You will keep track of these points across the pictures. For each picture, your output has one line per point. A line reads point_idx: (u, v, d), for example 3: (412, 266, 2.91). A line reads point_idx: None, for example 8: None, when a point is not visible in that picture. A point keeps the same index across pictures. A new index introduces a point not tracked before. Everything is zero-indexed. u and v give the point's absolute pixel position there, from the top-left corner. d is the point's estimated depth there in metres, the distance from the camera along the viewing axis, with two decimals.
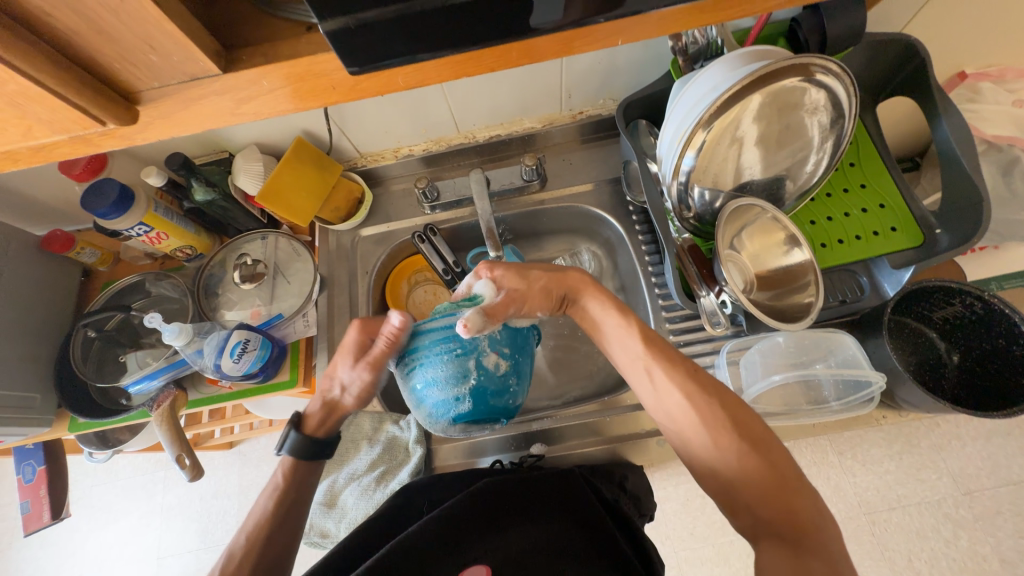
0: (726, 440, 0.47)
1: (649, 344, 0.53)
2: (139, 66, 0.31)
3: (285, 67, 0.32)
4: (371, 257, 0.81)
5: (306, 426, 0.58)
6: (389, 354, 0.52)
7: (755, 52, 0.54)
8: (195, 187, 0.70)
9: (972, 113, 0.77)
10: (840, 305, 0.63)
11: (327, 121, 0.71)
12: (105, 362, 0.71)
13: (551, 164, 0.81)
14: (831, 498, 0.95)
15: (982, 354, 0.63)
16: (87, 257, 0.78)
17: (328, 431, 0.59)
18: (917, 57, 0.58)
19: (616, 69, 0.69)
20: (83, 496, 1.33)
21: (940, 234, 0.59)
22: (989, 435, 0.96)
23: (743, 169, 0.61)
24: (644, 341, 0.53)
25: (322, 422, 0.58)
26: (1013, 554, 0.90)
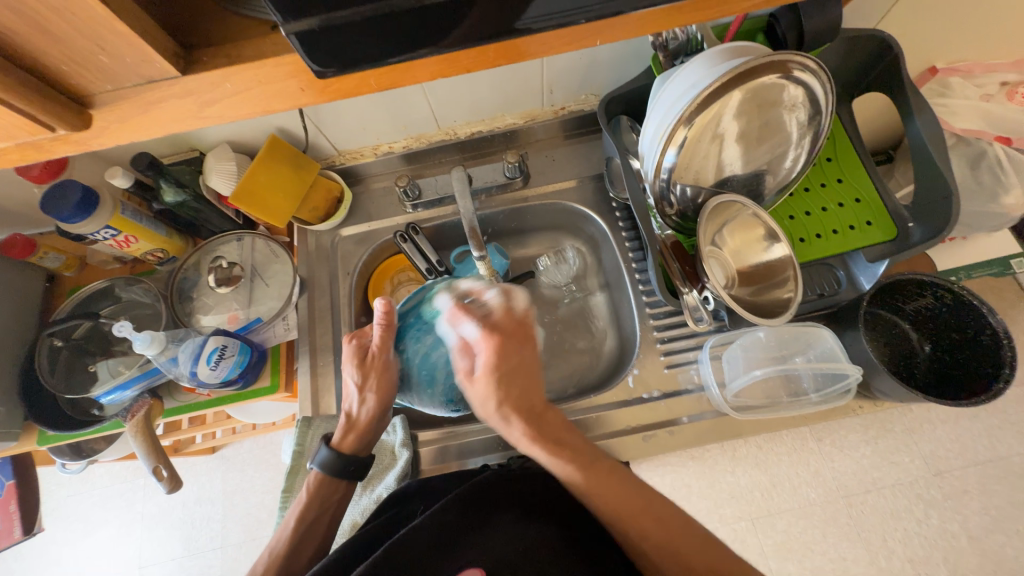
0: (655, 531, 0.48)
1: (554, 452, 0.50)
2: (91, 68, 0.29)
3: (250, 68, 0.31)
4: (352, 257, 0.79)
5: (334, 443, 0.59)
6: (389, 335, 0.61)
7: (735, 48, 0.54)
8: (164, 188, 0.67)
9: (943, 107, 0.79)
10: (817, 298, 0.65)
11: (302, 120, 0.69)
12: (74, 372, 0.68)
13: (534, 160, 0.81)
14: (810, 484, 0.98)
15: (952, 343, 0.65)
16: (50, 262, 0.75)
17: (355, 447, 0.59)
18: (891, 54, 0.59)
19: (596, 65, 0.69)
20: (58, 507, 1.29)
21: (913, 228, 0.60)
22: (958, 418, 1.00)
23: (724, 165, 0.61)
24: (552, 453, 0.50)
25: (350, 437, 0.60)
26: (980, 530, 0.94)
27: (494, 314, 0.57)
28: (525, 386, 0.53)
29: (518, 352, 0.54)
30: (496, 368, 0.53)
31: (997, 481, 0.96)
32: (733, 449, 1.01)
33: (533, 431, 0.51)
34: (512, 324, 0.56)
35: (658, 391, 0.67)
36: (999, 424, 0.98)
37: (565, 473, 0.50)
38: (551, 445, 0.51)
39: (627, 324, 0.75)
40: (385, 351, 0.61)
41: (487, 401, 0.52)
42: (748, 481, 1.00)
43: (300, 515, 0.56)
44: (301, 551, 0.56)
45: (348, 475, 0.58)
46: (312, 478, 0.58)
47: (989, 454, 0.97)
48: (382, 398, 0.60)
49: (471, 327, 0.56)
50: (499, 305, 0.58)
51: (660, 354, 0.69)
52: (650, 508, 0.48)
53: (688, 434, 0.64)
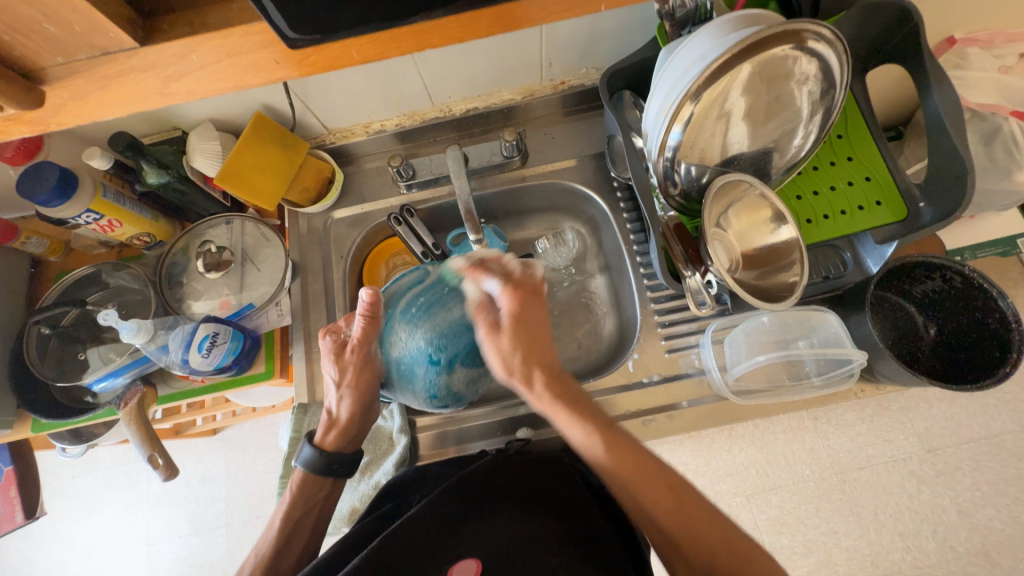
0: (679, 517, 0.46)
1: (607, 427, 0.49)
2: (37, 37, 0.27)
3: (216, 39, 0.29)
4: (345, 241, 0.77)
5: (317, 440, 0.60)
6: (372, 328, 0.58)
7: (745, 17, 0.51)
8: (146, 169, 0.64)
9: (959, 80, 0.76)
10: (823, 280, 0.64)
11: (289, 96, 0.66)
12: (65, 361, 0.66)
13: (532, 138, 0.78)
14: (805, 461, 0.99)
15: (959, 327, 0.64)
16: (34, 247, 0.72)
17: (339, 444, 0.60)
18: (911, 22, 0.55)
19: (597, 35, 0.65)
20: (64, 488, 1.31)
21: (924, 207, 0.57)
22: (954, 396, 0.99)
23: (730, 144, 0.58)
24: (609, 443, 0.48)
25: (333, 434, 0.60)
26: (970, 505, 0.95)
27: (512, 271, 0.55)
28: (547, 345, 0.53)
29: (537, 306, 0.54)
30: (517, 319, 0.53)
31: (990, 458, 0.96)
32: (730, 429, 1.01)
33: (558, 390, 0.51)
34: (531, 281, 0.55)
35: (659, 375, 0.66)
36: (995, 403, 0.98)
37: (587, 444, 0.49)
38: (575, 409, 0.50)
39: (627, 307, 0.74)
40: (366, 346, 0.59)
41: (512, 356, 0.52)
42: (744, 458, 1.01)
43: (285, 515, 0.57)
44: (288, 547, 0.57)
45: (333, 473, 0.59)
46: (296, 477, 0.58)
47: (983, 431, 0.98)
48: (359, 399, 0.60)
49: (493, 282, 0.54)
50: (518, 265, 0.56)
51: (661, 339, 0.68)
52: (675, 497, 0.47)
53: (686, 418, 0.64)
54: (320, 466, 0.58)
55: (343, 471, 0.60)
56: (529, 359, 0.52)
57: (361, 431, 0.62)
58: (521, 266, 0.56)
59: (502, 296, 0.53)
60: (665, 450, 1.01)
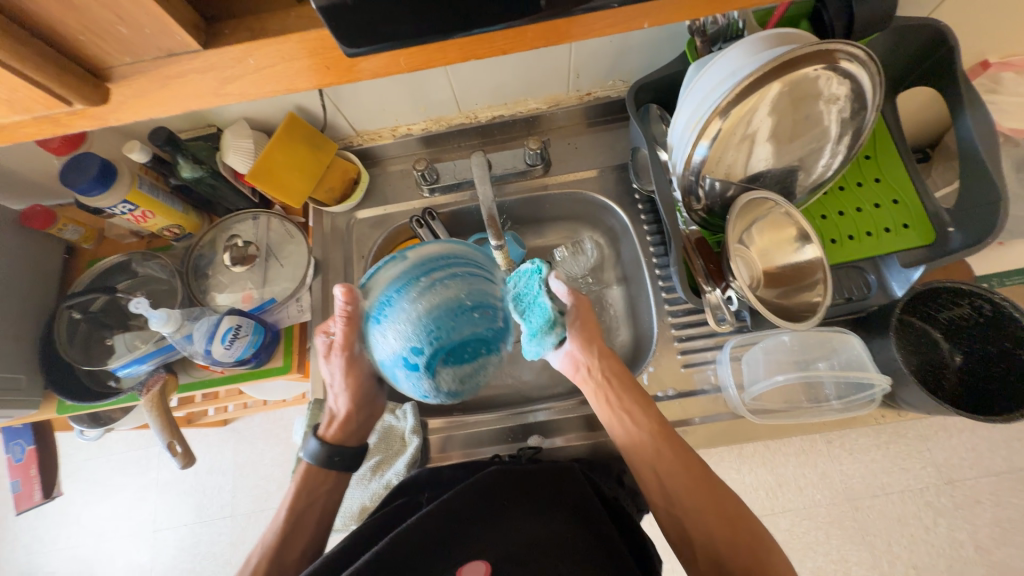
0: (692, 489, 0.52)
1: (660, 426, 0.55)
2: (108, 38, 0.28)
3: (273, 45, 0.30)
4: (367, 241, 0.79)
5: (321, 433, 0.61)
6: (351, 331, 0.51)
7: (778, 36, 0.51)
8: (181, 163, 0.67)
9: (992, 104, 0.75)
10: (845, 303, 0.62)
11: (322, 99, 0.67)
12: (92, 345, 0.68)
13: (555, 147, 0.78)
14: (817, 485, 0.97)
15: (985, 356, 0.63)
16: (69, 234, 0.74)
17: (340, 437, 0.60)
18: (946, 46, 0.55)
19: (627, 48, 0.66)
20: (77, 470, 1.34)
21: (953, 232, 0.57)
22: (975, 427, 0.97)
23: (756, 161, 0.58)
24: (657, 429, 0.54)
25: (334, 428, 0.61)
26: (989, 541, 0.92)
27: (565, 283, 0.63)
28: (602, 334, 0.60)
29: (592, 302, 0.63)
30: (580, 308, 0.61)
31: (1012, 493, 0.93)
32: (740, 448, 1.00)
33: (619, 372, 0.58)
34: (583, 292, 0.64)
35: (674, 390, 0.66)
36: (1019, 436, 0.95)
37: (635, 429, 0.55)
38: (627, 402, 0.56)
39: (644, 319, 0.73)
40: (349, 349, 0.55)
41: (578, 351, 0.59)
42: (754, 479, 1.00)
43: (291, 505, 0.57)
44: (294, 539, 0.57)
45: (335, 466, 0.59)
46: (301, 469, 0.59)
47: (1005, 465, 0.95)
48: (353, 395, 0.60)
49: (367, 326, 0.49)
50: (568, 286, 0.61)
51: (677, 353, 0.67)
52: (704, 483, 0.52)
53: (699, 435, 0.64)
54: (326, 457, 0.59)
55: (343, 466, 0.60)
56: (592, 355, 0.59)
57: (363, 425, 0.63)
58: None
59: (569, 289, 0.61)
60: None
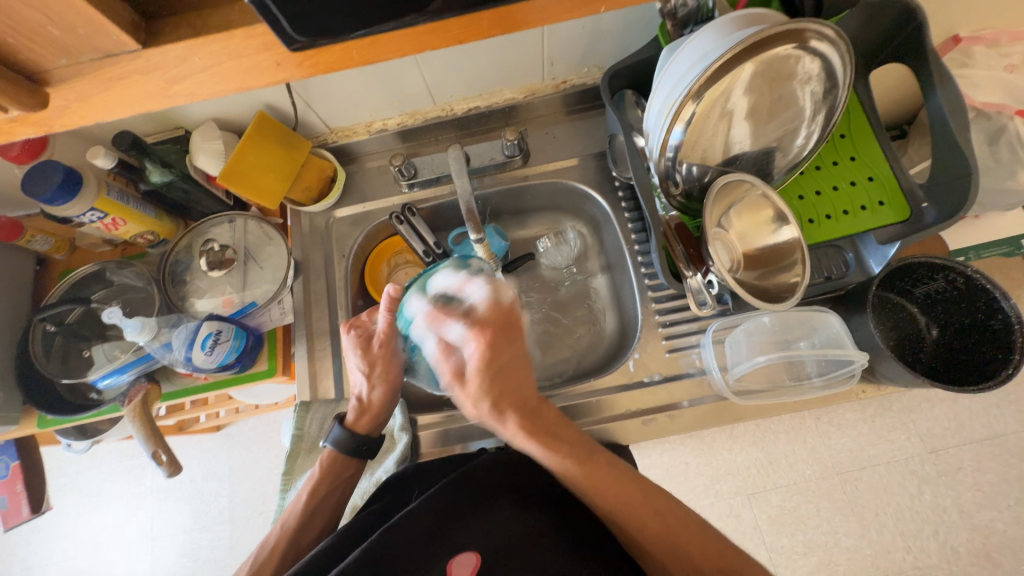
0: (616, 501, 0.49)
1: (566, 453, 0.51)
2: (41, 41, 0.27)
3: (218, 41, 0.29)
4: (347, 240, 0.77)
5: (348, 422, 0.63)
6: (397, 319, 0.62)
7: (748, 17, 0.51)
8: (150, 168, 0.65)
9: (964, 79, 0.75)
10: (824, 281, 0.64)
11: (291, 96, 0.66)
12: (70, 357, 0.67)
13: (533, 137, 0.78)
14: (806, 461, 0.99)
15: (961, 328, 0.64)
16: (39, 245, 0.73)
17: (370, 427, 0.63)
18: (916, 21, 0.55)
19: (599, 34, 0.65)
20: (68, 483, 1.32)
21: (926, 208, 0.57)
22: (957, 397, 0.99)
23: (733, 143, 0.58)
24: (567, 455, 0.51)
25: (364, 418, 0.63)
26: (972, 506, 0.95)
27: (476, 311, 0.58)
28: (519, 380, 0.55)
29: (502, 345, 0.56)
30: (484, 361, 0.54)
31: (992, 459, 0.96)
32: (731, 428, 1.01)
33: (530, 426, 0.53)
34: (499, 316, 0.58)
35: (659, 375, 0.66)
36: (998, 403, 0.98)
37: (550, 460, 0.51)
38: (545, 439, 0.52)
39: (628, 306, 0.74)
40: (391, 340, 0.63)
41: (480, 402, 0.54)
42: (744, 458, 1.01)
43: (311, 490, 0.60)
44: (309, 523, 0.59)
45: (361, 454, 0.61)
46: (324, 456, 0.61)
47: (986, 433, 0.97)
48: (389, 388, 0.63)
49: (460, 330, 0.57)
50: (486, 301, 0.59)
51: (661, 339, 0.68)
52: (625, 488, 0.50)
53: (686, 418, 0.64)
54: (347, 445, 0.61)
55: (369, 454, 0.62)
56: (500, 399, 0.54)
57: (389, 417, 0.65)
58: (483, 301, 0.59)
59: (473, 335, 0.56)
60: (665, 449, 1.02)
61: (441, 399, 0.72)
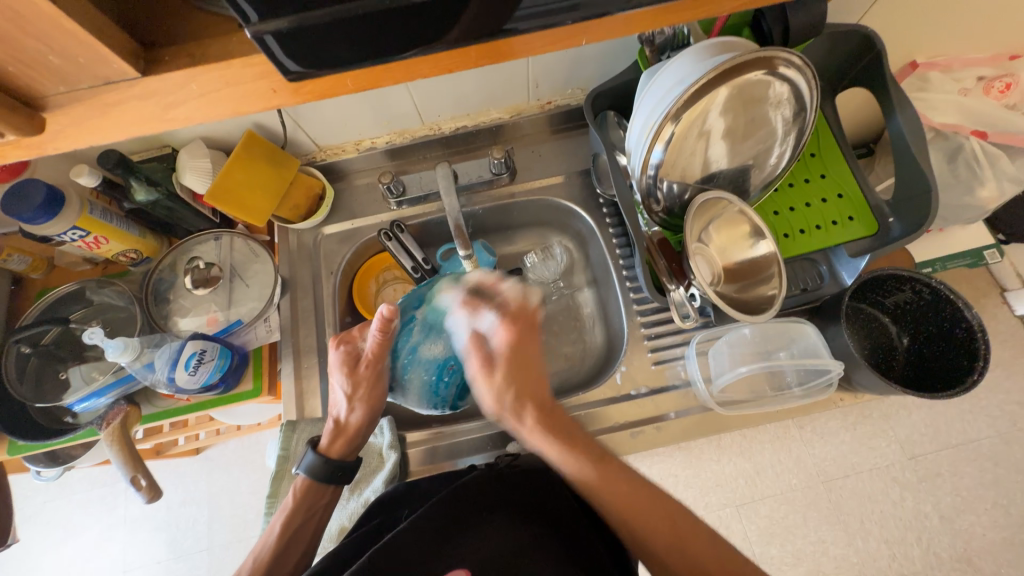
0: (628, 505, 0.49)
1: (592, 456, 0.52)
2: (40, 68, 0.28)
3: (216, 69, 0.30)
4: (335, 257, 0.78)
5: (321, 447, 0.61)
6: (384, 341, 0.61)
7: (721, 44, 0.54)
8: (135, 186, 0.64)
9: (922, 101, 0.80)
10: (800, 293, 0.66)
11: (281, 116, 0.67)
12: (45, 380, 0.65)
13: (519, 156, 0.80)
14: (792, 470, 1.01)
15: (929, 337, 0.67)
16: (16, 264, 0.71)
17: (344, 452, 0.61)
18: (875, 50, 0.59)
19: (582, 58, 0.68)
20: (36, 514, 1.26)
21: (892, 222, 0.61)
22: (932, 404, 1.02)
23: (711, 161, 0.61)
24: (592, 460, 0.52)
25: (339, 441, 0.61)
26: (951, 510, 0.97)
27: (507, 306, 0.60)
28: (538, 378, 0.56)
29: (528, 341, 0.58)
30: (509, 356, 0.57)
31: (968, 463, 0.99)
32: (718, 439, 1.03)
33: (547, 422, 0.54)
34: (525, 314, 0.60)
35: (646, 387, 0.67)
36: (971, 409, 1.01)
37: (574, 467, 0.51)
38: (565, 436, 0.53)
39: (615, 319, 0.75)
40: (377, 361, 0.62)
41: (505, 393, 0.55)
42: (732, 469, 1.02)
43: (287, 519, 0.57)
44: (285, 555, 0.56)
45: (335, 480, 0.60)
46: (300, 483, 0.59)
47: (961, 438, 1.00)
48: (370, 408, 0.62)
49: (491, 320, 0.60)
50: (515, 295, 0.61)
51: (648, 351, 0.69)
52: (643, 501, 0.50)
53: (674, 429, 0.65)
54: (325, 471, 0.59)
55: (345, 478, 0.60)
56: (523, 393, 0.56)
57: (364, 440, 0.64)
58: (517, 297, 0.61)
59: (501, 331, 0.58)
60: (655, 462, 1.03)
61: (430, 416, 0.72)
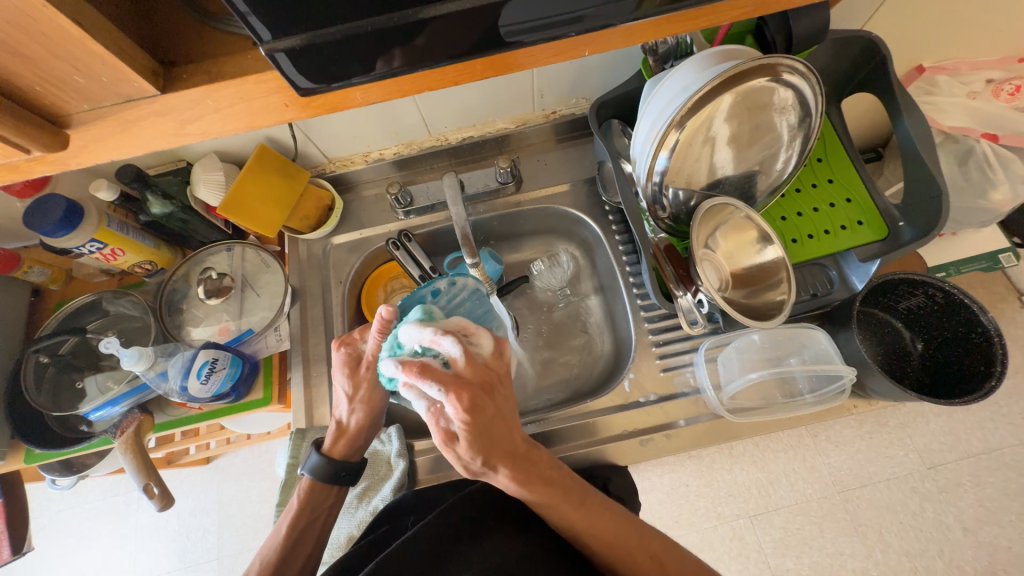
0: (614, 545, 0.48)
1: (574, 504, 0.49)
2: (66, 87, 0.29)
3: (232, 85, 0.31)
4: (344, 266, 0.79)
5: (324, 448, 0.61)
6: (385, 344, 0.59)
7: (724, 52, 0.54)
8: (151, 200, 0.66)
9: (931, 105, 0.80)
10: (810, 299, 0.65)
11: (292, 130, 0.68)
12: (61, 389, 0.66)
13: (525, 165, 0.81)
14: (807, 480, 0.99)
15: (943, 342, 0.66)
16: (36, 276, 0.73)
17: (346, 453, 0.61)
18: (879, 55, 0.59)
19: (587, 68, 0.68)
20: (50, 523, 1.27)
21: (903, 226, 0.60)
22: (951, 411, 1.00)
23: (716, 167, 0.61)
24: (575, 503, 0.49)
25: (340, 443, 0.61)
26: (974, 522, 0.94)
27: (455, 368, 0.47)
28: (506, 432, 0.47)
29: (493, 400, 0.47)
30: (476, 423, 0.44)
31: (990, 473, 0.96)
32: (730, 448, 1.01)
33: (523, 477, 0.47)
34: (479, 372, 0.48)
35: (655, 395, 0.67)
36: (991, 417, 0.99)
37: (559, 515, 0.49)
38: (542, 492, 0.48)
39: (622, 326, 0.75)
40: (379, 364, 0.60)
41: (472, 460, 0.45)
42: (745, 478, 1.01)
43: (293, 522, 0.57)
44: (292, 558, 0.56)
45: (339, 481, 0.60)
46: (303, 484, 0.59)
47: (981, 446, 0.98)
48: (370, 412, 0.61)
49: (435, 388, 0.43)
50: (466, 355, 0.48)
51: (656, 358, 0.69)
52: (630, 543, 0.49)
53: (684, 437, 0.65)
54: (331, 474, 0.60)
55: (348, 479, 0.61)
56: (496, 456, 0.46)
57: (367, 441, 0.64)
58: (486, 349, 0.51)
59: (456, 389, 0.45)
60: (666, 471, 1.01)
61: None
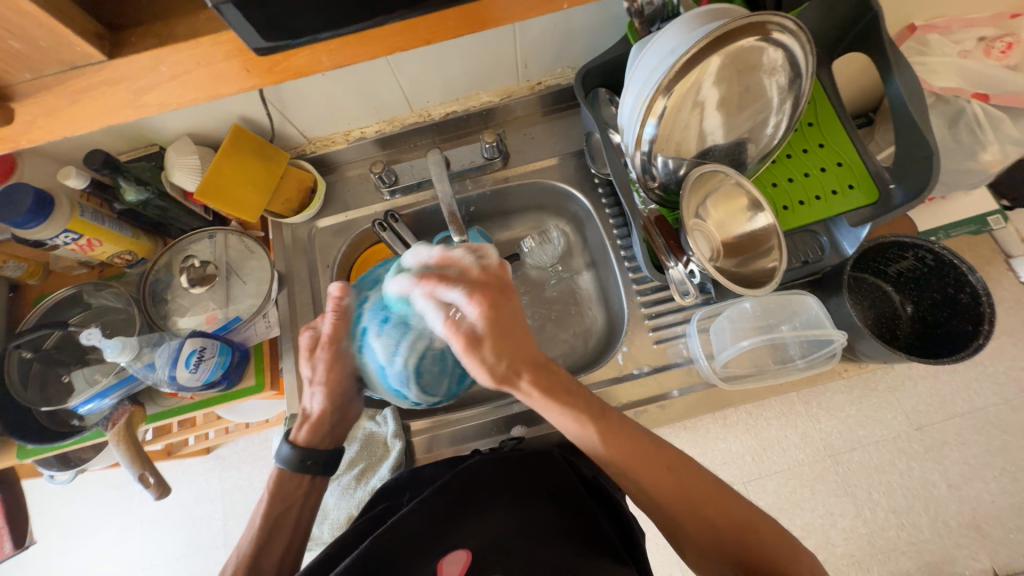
0: (639, 467, 0.48)
1: (595, 410, 0.50)
2: (5, 55, 0.28)
3: (184, 50, 0.30)
4: (331, 249, 0.77)
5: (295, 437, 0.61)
6: (342, 326, 0.59)
7: (711, 12, 0.53)
8: (125, 186, 0.64)
9: (921, 65, 0.78)
10: (801, 266, 0.65)
11: (267, 108, 0.66)
12: (48, 384, 0.65)
13: (511, 139, 0.79)
14: (798, 445, 1.01)
15: (932, 302, 0.67)
16: (12, 270, 0.71)
17: (312, 439, 0.60)
18: (870, 11, 0.57)
19: (571, 34, 0.66)
20: (53, 518, 1.28)
21: (893, 189, 0.59)
22: (938, 373, 1.01)
23: (706, 134, 0.60)
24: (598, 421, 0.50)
25: (305, 430, 0.61)
26: (959, 478, 0.97)
27: (470, 274, 0.53)
28: (526, 339, 0.51)
29: (505, 305, 0.51)
30: (492, 329, 0.49)
31: (975, 431, 0.98)
32: (723, 418, 1.03)
33: (544, 383, 0.50)
34: (493, 279, 0.53)
35: (648, 366, 0.67)
36: (977, 376, 1.01)
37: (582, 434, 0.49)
38: (564, 398, 0.50)
39: (614, 300, 0.75)
40: (337, 344, 0.59)
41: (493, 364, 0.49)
42: (738, 446, 1.03)
43: (265, 510, 0.57)
44: (271, 543, 0.56)
45: (308, 469, 0.59)
46: (274, 473, 0.59)
47: (966, 406, 1.00)
48: (330, 398, 0.60)
49: (457, 293, 0.51)
50: (475, 264, 0.54)
51: (648, 330, 0.68)
52: (657, 464, 0.49)
53: (677, 407, 0.65)
54: (307, 461, 0.59)
55: (318, 468, 0.60)
56: (515, 359, 0.50)
57: (335, 429, 0.63)
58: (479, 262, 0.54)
59: (471, 305, 0.50)
60: None
61: (434, 404, 0.72)
